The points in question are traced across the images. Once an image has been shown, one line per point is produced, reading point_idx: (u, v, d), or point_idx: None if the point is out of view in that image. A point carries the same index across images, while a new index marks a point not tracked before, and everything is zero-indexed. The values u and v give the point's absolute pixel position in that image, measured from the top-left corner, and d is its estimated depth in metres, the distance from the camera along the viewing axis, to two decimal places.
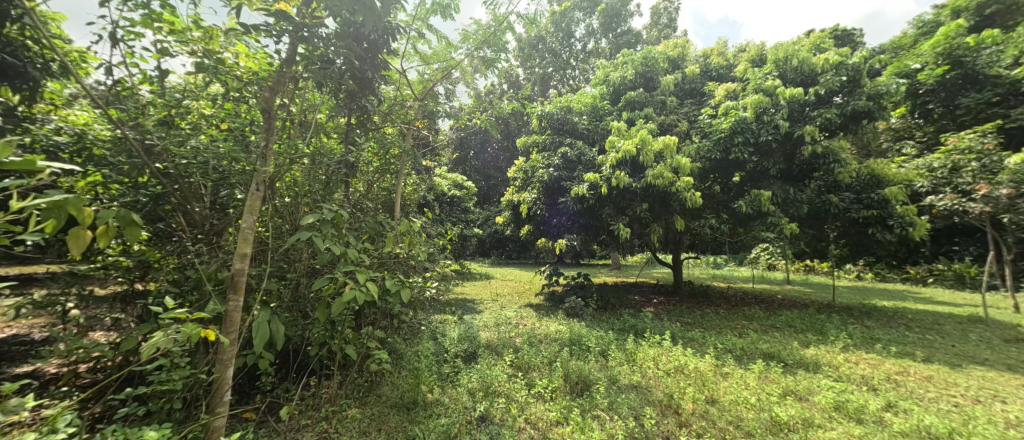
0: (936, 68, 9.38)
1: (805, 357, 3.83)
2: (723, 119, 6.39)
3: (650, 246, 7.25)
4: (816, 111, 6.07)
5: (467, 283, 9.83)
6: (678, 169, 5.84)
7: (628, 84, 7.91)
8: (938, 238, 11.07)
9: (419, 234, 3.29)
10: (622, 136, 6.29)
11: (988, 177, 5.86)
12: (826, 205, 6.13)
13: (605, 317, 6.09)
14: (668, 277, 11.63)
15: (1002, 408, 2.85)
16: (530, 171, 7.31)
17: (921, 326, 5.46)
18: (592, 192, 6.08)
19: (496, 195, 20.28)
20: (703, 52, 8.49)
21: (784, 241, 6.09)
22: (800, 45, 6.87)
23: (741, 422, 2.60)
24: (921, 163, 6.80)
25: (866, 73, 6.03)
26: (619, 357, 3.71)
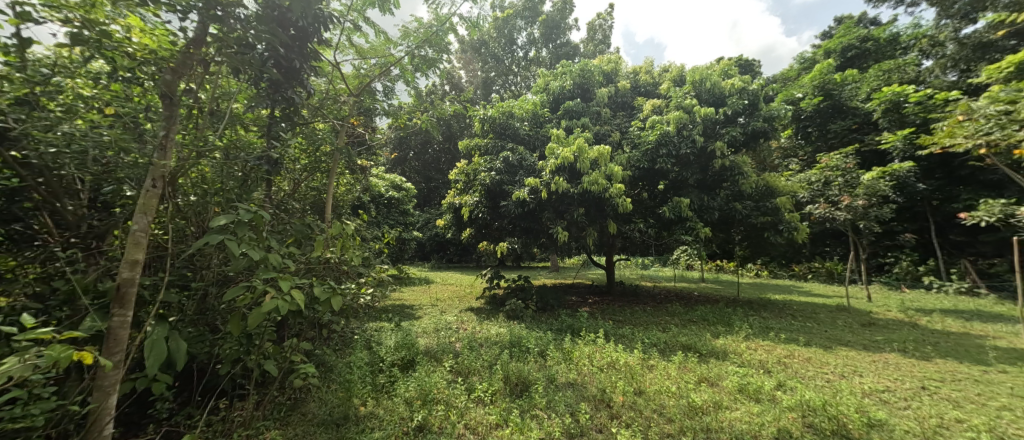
0: (813, 98, 11.58)
1: (716, 347, 4.31)
2: (650, 132, 6.96)
3: (586, 249, 7.60)
4: (725, 128, 6.89)
5: (405, 288, 9.48)
6: (611, 176, 6.21)
7: (567, 94, 8.24)
8: (816, 241, 13.13)
9: (353, 238, 3.08)
10: (561, 143, 6.49)
11: (850, 191, 7.16)
12: (733, 211, 6.96)
13: (544, 317, 6.26)
14: (601, 277, 12.26)
15: (859, 380, 3.45)
16: (472, 174, 7.25)
17: (804, 315, 6.44)
18: (533, 196, 6.24)
19: (437, 197, 19.92)
20: (633, 69, 9.16)
21: (700, 243, 6.80)
22: (713, 70, 7.75)
23: (663, 409, 2.83)
24: (803, 177, 8.00)
25: (762, 99, 7.03)
26: (556, 357, 3.84)
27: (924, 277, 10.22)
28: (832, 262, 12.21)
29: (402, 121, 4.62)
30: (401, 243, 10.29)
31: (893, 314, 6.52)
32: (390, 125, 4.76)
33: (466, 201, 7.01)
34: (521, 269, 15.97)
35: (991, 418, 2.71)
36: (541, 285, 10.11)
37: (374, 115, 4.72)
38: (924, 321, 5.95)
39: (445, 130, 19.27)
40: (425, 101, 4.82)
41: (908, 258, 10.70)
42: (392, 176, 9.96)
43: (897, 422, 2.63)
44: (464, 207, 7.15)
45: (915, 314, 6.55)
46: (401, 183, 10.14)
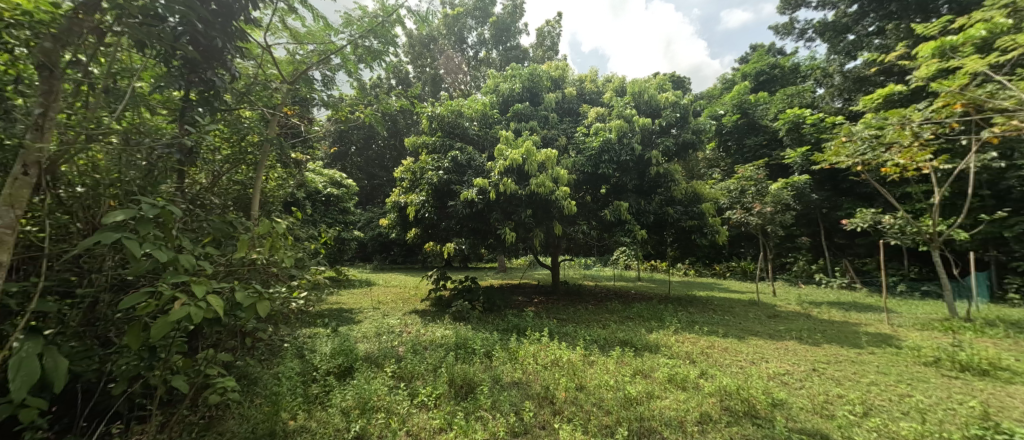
0: (731, 115, 13.26)
1: (650, 341, 4.64)
2: (594, 138, 7.30)
3: (532, 250, 7.75)
4: (659, 138, 7.43)
5: (344, 291, 8.95)
6: (557, 179, 6.40)
7: (516, 96, 8.36)
8: (733, 243, 14.68)
9: (284, 237, 2.84)
10: (510, 144, 6.55)
11: (760, 199, 8.13)
12: (665, 215, 7.53)
13: (491, 318, 6.25)
14: (547, 277, 12.58)
15: (766, 365, 3.93)
16: (419, 173, 7.04)
17: (723, 310, 7.17)
18: (481, 197, 6.21)
19: (380, 195, 19.12)
20: (579, 77, 9.54)
21: (637, 245, 7.25)
22: (651, 83, 8.36)
23: (603, 402, 2.98)
24: (724, 186, 8.91)
25: (691, 113, 7.78)
26: (502, 356, 3.87)
27: (815, 274, 11.88)
28: (745, 261, 13.73)
29: (343, 115, 4.32)
30: (341, 243, 9.70)
31: (793, 307, 7.49)
32: (328, 117, 4.43)
33: (412, 200, 6.80)
34: (466, 270, 15.82)
35: (862, 391, 3.23)
36: (487, 285, 10.11)
37: (312, 106, 4.40)
38: (816, 312, 6.92)
39: (390, 125, 18.53)
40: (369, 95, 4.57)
41: (804, 258, 12.39)
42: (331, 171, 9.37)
43: (795, 401, 3.03)
44: (409, 206, 6.92)
45: (809, 306, 7.59)
46: (342, 180, 9.58)
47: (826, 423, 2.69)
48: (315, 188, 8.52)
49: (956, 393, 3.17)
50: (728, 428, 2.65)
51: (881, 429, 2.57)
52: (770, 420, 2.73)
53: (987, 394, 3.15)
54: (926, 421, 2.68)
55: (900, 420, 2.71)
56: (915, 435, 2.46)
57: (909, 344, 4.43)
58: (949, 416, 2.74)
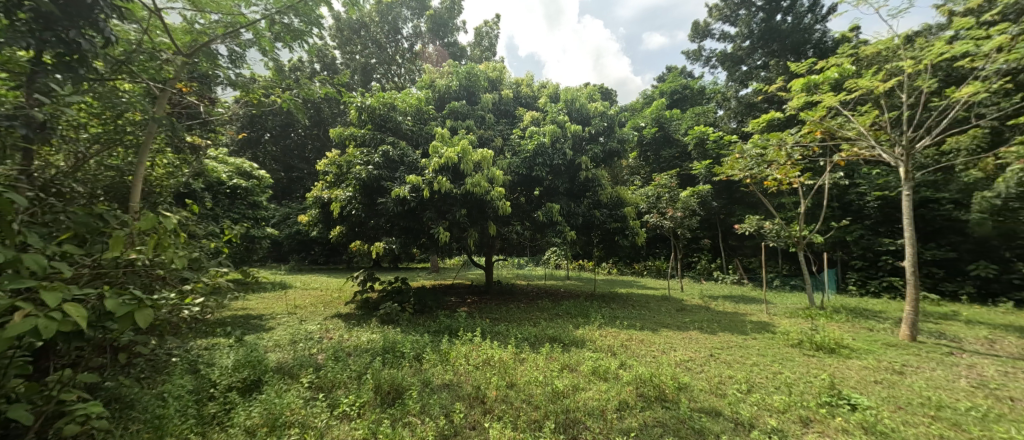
0: (649, 128, 14.57)
1: (577, 336, 4.89)
2: (528, 141, 7.49)
3: (466, 249, 7.67)
4: (589, 145, 7.87)
5: (253, 295, 7.97)
6: (493, 179, 6.40)
7: (453, 93, 8.24)
8: (649, 245, 16.13)
9: (176, 234, 2.45)
10: (445, 142, 6.43)
11: (673, 204, 9.04)
12: (593, 217, 7.96)
13: (422, 320, 6.04)
14: (481, 278, 12.54)
15: (674, 353, 4.39)
16: (345, 167, 6.52)
17: (640, 305, 7.84)
18: (414, 195, 5.95)
19: (299, 189, 17.54)
20: (516, 80, 9.71)
21: (566, 245, 7.57)
22: (582, 92, 8.83)
23: (531, 398, 3.06)
24: (644, 192, 9.76)
25: (617, 124, 8.36)
26: (432, 359, 3.78)
27: (713, 271, 13.57)
28: (659, 261, 15.19)
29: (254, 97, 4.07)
30: (249, 241, 8.64)
31: (696, 301, 8.46)
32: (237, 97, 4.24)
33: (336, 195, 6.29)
34: (394, 271, 15.13)
35: (747, 371, 3.78)
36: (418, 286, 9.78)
37: (216, 84, 4.04)
38: (715, 305, 7.91)
39: (312, 114, 16.94)
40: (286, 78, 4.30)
41: (705, 258, 14.08)
42: (240, 160, 8.31)
43: (696, 383, 3.43)
44: (333, 201, 6.42)
45: (710, 300, 8.64)
46: (252, 170, 8.55)
47: (719, 401, 3.08)
48: (218, 179, 7.47)
49: (813, 368, 3.87)
50: (642, 413, 2.89)
51: (759, 402, 3.02)
52: (677, 402, 3.04)
53: (834, 367, 3.90)
54: (791, 392, 3.23)
55: (774, 394, 3.22)
56: (784, 405, 2.94)
57: (782, 330, 5.29)
58: (807, 387, 3.32)
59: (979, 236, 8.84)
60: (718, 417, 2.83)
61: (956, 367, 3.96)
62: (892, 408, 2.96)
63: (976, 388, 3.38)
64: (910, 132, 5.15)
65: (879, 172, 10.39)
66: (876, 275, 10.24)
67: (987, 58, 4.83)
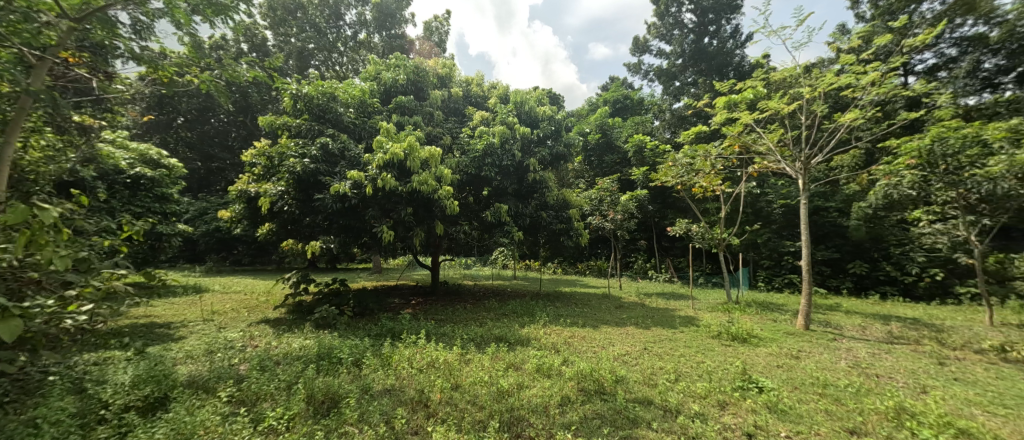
0: (592, 134, 15.23)
1: (522, 335, 4.95)
2: (478, 140, 7.47)
3: (411, 249, 7.40)
4: (537, 148, 8.05)
5: (159, 299, 6.98)
6: (441, 178, 6.27)
7: (400, 88, 7.94)
8: (591, 245, 16.85)
9: (60, 229, 2.14)
10: (390, 138, 6.18)
11: (614, 208, 9.55)
12: (540, 218, 8.11)
13: (362, 323, 5.72)
14: (425, 279, 12.16)
15: (611, 348, 4.65)
16: (276, 159, 5.96)
17: (582, 303, 8.15)
18: (355, 192, 5.62)
19: (220, 182, 16.05)
20: (466, 79, 9.63)
21: (514, 245, 7.64)
22: (531, 95, 9.00)
23: (476, 399, 3.04)
24: (588, 195, 10.19)
25: (563, 129, 8.63)
26: (373, 363, 3.61)
27: (648, 271, 14.53)
28: (600, 261, 15.92)
29: (164, 74, 3.72)
30: (155, 239, 7.59)
31: (633, 298, 8.99)
32: (144, 74, 3.89)
33: (265, 189, 5.75)
34: (329, 272, 14.15)
35: (675, 362, 4.11)
36: (357, 288, 9.24)
37: (117, 58, 3.63)
38: (649, 301, 8.47)
39: (236, 98, 15.28)
40: (206, 57, 3.90)
41: (641, 257, 15.05)
42: (145, 146, 7.26)
43: (631, 375, 3.65)
44: (261, 196, 5.85)
45: (646, 297, 9.24)
46: (161, 158, 7.50)
47: (651, 390, 3.32)
48: (116, 166, 6.46)
49: (729, 357, 4.33)
50: (583, 406, 3.02)
51: (685, 390, 3.31)
52: (614, 394, 3.22)
53: (746, 354, 4.41)
54: (711, 379, 3.57)
55: (697, 381, 3.55)
56: (705, 391, 3.25)
57: (704, 323, 5.84)
58: (725, 374, 3.69)
59: (856, 240, 10.47)
60: (649, 405, 3.04)
61: (841, 351, 4.64)
62: (789, 389, 3.41)
63: (855, 368, 4.00)
64: (808, 150, 5.98)
65: (783, 183, 11.87)
66: (780, 273, 11.70)
67: (865, 90, 5.75)
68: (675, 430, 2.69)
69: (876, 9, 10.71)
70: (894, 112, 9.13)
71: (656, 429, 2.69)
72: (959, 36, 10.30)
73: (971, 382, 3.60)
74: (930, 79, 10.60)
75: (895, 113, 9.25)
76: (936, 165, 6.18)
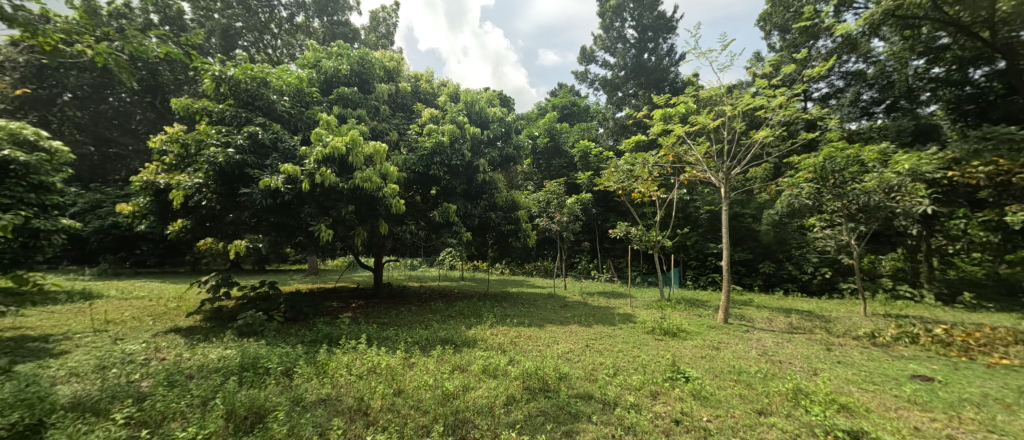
0: (540, 137, 15.56)
1: (468, 336, 4.90)
2: (426, 138, 7.31)
3: (352, 250, 6.99)
4: (486, 149, 8.04)
5: (33, 308, 5.86)
6: (386, 175, 6.03)
7: (342, 78, 7.51)
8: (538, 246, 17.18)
9: None
10: (330, 131, 5.82)
11: (560, 210, 9.83)
12: (489, 219, 8.08)
13: (295, 329, 5.27)
14: (366, 281, 11.51)
15: (555, 346, 4.78)
16: (193, 147, 5.32)
17: (529, 303, 8.27)
18: (289, 187, 5.19)
19: (117, 172, 14.18)
20: (415, 75, 9.36)
21: (462, 246, 7.55)
22: (482, 96, 9.00)
23: (420, 404, 2.95)
24: (536, 197, 10.39)
25: (513, 131, 8.72)
26: (306, 373, 3.36)
27: (591, 271, 15.15)
28: (546, 261, 16.28)
29: (48, 41, 3.31)
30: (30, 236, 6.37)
31: (577, 298, 9.30)
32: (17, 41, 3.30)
33: (178, 181, 5.10)
34: (254, 274, 12.88)
35: (614, 357, 4.34)
36: (289, 291, 8.50)
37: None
38: (591, 300, 8.82)
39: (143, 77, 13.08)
40: (101, 25, 3.46)
41: (585, 258, 15.67)
42: (18, 125, 6.08)
43: (574, 371, 3.79)
44: (174, 188, 5.17)
45: (589, 296, 9.61)
46: (41, 140, 6.34)
47: (591, 385, 3.47)
48: None
49: (660, 350, 4.67)
50: (528, 404, 3.07)
51: (621, 383, 3.51)
52: (557, 391, 3.31)
53: (674, 347, 4.79)
54: (645, 372, 3.82)
55: (632, 374, 3.78)
56: (640, 383, 3.47)
57: (641, 319, 6.24)
58: (656, 366, 3.98)
59: (766, 243, 11.86)
60: (590, 399, 3.18)
61: (753, 341, 5.23)
62: (710, 377, 3.77)
63: (764, 355, 4.53)
64: (729, 163, 6.69)
65: (708, 191, 13.08)
66: (705, 272, 12.84)
67: (774, 112, 6.57)
68: (613, 421, 2.83)
69: (784, 41, 12.28)
70: (796, 132, 10.53)
71: (595, 421, 2.82)
72: (845, 71, 12.15)
73: (850, 364, 4.26)
74: (824, 106, 12.37)
75: (797, 133, 10.67)
76: (826, 179, 7.15)
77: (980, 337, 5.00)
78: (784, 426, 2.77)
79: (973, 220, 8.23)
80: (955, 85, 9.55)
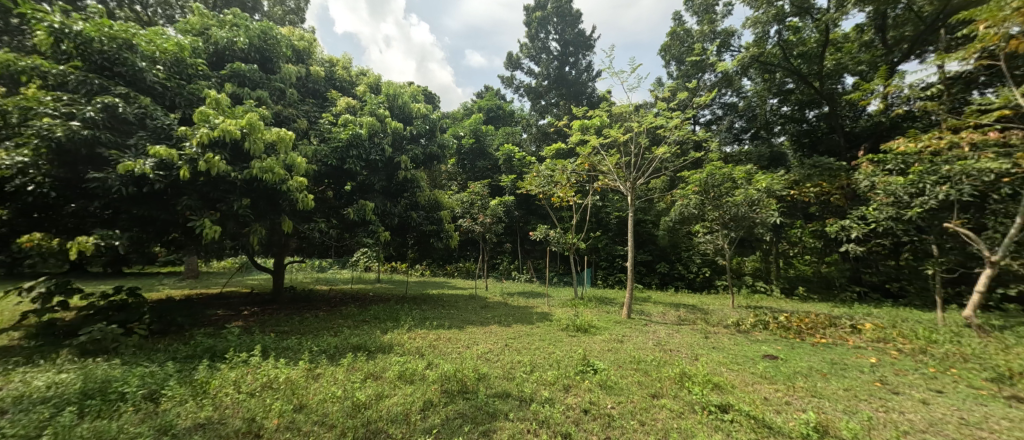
0: (466, 137, 15.41)
1: (383, 341, 4.61)
2: (341, 129, 6.76)
3: (245, 250, 6.11)
4: (409, 145, 7.72)
5: None
6: (291, 167, 5.43)
7: (239, 53, 6.55)
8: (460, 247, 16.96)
9: None
10: (221, 111, 5.03)
11: (483, 212, 9.85)
12: (409, 219, 7.73)
13: (165, 344, 4.42)
14: (263, 285, 10.10)
15: (475, 347, 4.75)
16: (15, 117, 4.15)
17: (449, 305, 8.11)
18: (162, 174, 4.36)
19: None
20: (330, 59, 8.56)
21: (378, 247, 7.11)
22: (406, 90, 8.60)
23: (326, 418, 2.71)
24: (459, 198, 10.25)
25: (438, 129, 8.48)
26: (179, 395, 2.85)
27: (512, 272, 15.40)
28: (468, 262, 16.12)
29: None
30: None
31: (498, 298, 9.40)
32: None
33: None
34: (106, 279, 10.42)
35: (531, 355, 4.48)
36: (156, 299, 7.06)
37: None
38: (512, 301, 8.97)
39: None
40: None
41: (506, 259, 15.91)
42: None
43: (493, 371, 3.82)
44: None
45: (509, 297, 9.76)
46: None
47: (509, 384, 3.53)
48: None
49: (572, 346, 4.96)
50: (445, 408, 3.01)
51: (538, 379, 3.65)
52: (475, 391, 3.30)
53: (585, 343, 5.13)
54: (560, 367, 4.03)
55: (547, 370, 3.94)
56: (554, 378, 3.64)
57: (557, 318, 6.56)
58: (570, 361, 4.21)
59: (663, 246, 13.40)
60: (508, 397, 3.24)
61: (651, 333, 5.88)
62: (617, 368, 4.11)
63: (659, 346, 5.11)
64: (634, 174, 7.44)
65: (617, 198, 14.33)
66: (613, 272, 14.00)
67: (672, 131, 7.49)
68: (529, 417, 2.93)
69: (679, 71, 14.07)
70: (688, 151, 12.12)
71: (512, 418, 2.89)
72: (724, 102, 14.38)
73: (722, 349, 5.04)
74: (708, 130, 14.45)
75: (688, 152, 12.29)
76: (709, 192, 8.40)
77: (810, 322, 6.32)
78: (671, 406, 3.17)
79: (806, 230, 10.56)
80: (796, 122, 12.05)
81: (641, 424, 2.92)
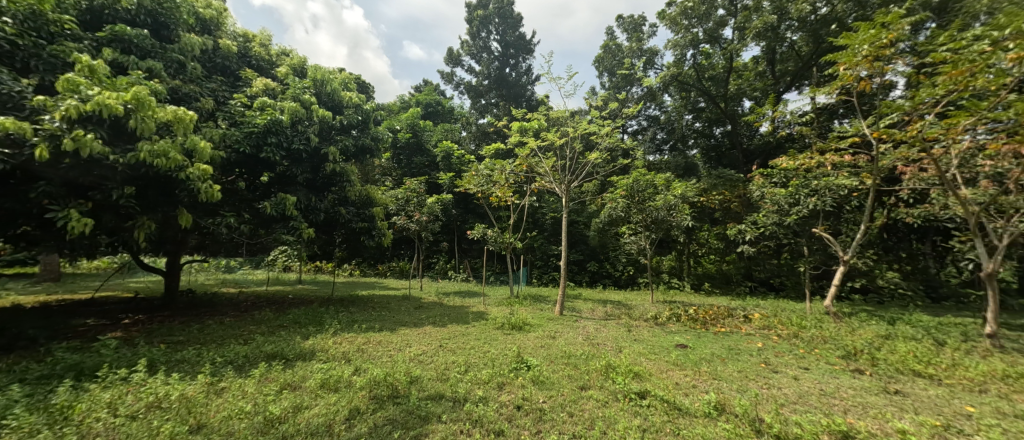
0: (403, 132, 14.77)
1: (304, 348, 4.22)
2: (257, 114, 6.07)
3: (129, 246, 5.20)
4: (338, 136, 7.18)
5: None
6: (193, 153, 4.74)
7: (124, 15, 5.55)
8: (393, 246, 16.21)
9: None
10: (98, 82, 4.22)
11: (418, 209, 9.52)
12: (337, 215, 7.18)
13: (11, 362, 3.58)
14: (153, 288, 8.66)
15: (408, 350, 4.57)
16: None
17: (379, 306, 7.69)
18: (8, 153, 3.53)
19: None
20: (245, 33, 7.62)
21: (300, 245, 6.50)
22: (336, 76, 7.98)
23: (231, 436, 2.41)
24: (393, 194, 9.77)
25: (371, 120, 8.00)
26: (29, 424, 2.32)
27: (447, 271, 15.06)
28: (402, 261, 15.44)
29: None
30: None
31: (432, 298, 9.16)
32: None
33: None
34: None
35: (466, 355, 4.43)
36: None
37: None
38: (447, 301, 8.79)
39: None
40: None
41: (441, 257, 15.55)
42: None
43: (426, 374, 3.71)
44: None
45: (444, 297, 9.54)
46: None
47: (443, 385, 3.46)
48: None
49: (507, 344, 5.01)
50: (373, 415, 2.85)
51: (472, 379, 3.63)
52: (407, 395, 3.17)
53: (518, 340, 5.21)
54: (494, 365, 4.05)
55: (482, 369, 3.93)
56: (489, 376, 3.65)
57: (492, 317, 6.57)
58: (504, 359, 4.24)
59: (593, 246, 14.17)
60: (441, 399, 3.18)
61: (580, 328, 6.18)
62: (548, 364, 4.24)
63: (588, 340, 5.39)
64: (569, 177, 7.75)
65: (552, 199, 14.81)
66: (547, 271, 14.45)
67: (603, 138, 7.93)
68: (462, 417, 2.90)
69: (610, 82, 14.99)
70: (616, 157, 12.97)
71: (445, 420, 2.84)
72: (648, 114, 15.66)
73: (641, 341, 5.48)
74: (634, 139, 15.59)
75: (617, 158, 13.15)
76: (634, 197, 9.09)
77: (714, 314, 7.16)
78: (597, 397, 3.36)
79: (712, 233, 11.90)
80: (705, 137, 13.71)
81: (570, 416, 3.05)
